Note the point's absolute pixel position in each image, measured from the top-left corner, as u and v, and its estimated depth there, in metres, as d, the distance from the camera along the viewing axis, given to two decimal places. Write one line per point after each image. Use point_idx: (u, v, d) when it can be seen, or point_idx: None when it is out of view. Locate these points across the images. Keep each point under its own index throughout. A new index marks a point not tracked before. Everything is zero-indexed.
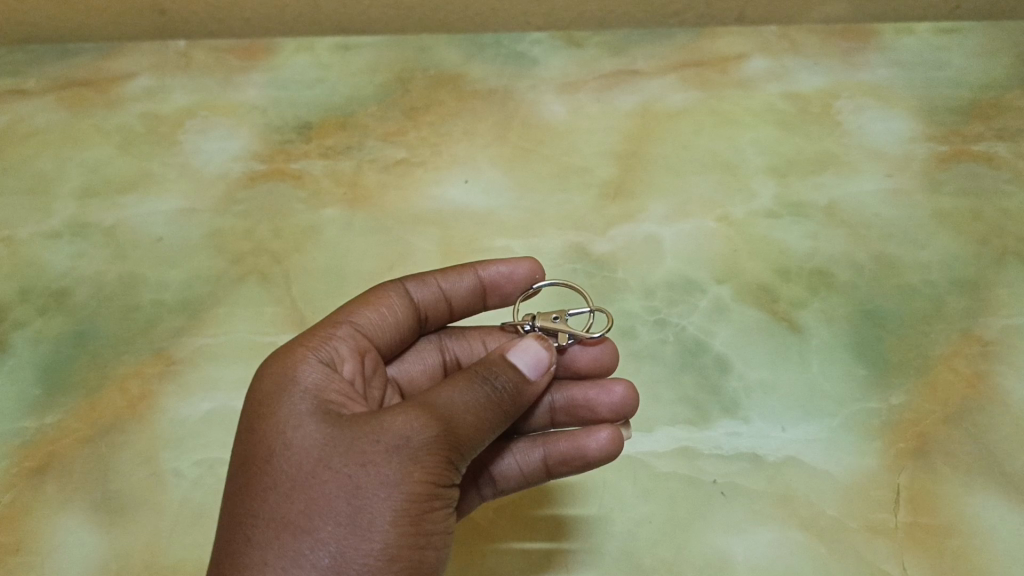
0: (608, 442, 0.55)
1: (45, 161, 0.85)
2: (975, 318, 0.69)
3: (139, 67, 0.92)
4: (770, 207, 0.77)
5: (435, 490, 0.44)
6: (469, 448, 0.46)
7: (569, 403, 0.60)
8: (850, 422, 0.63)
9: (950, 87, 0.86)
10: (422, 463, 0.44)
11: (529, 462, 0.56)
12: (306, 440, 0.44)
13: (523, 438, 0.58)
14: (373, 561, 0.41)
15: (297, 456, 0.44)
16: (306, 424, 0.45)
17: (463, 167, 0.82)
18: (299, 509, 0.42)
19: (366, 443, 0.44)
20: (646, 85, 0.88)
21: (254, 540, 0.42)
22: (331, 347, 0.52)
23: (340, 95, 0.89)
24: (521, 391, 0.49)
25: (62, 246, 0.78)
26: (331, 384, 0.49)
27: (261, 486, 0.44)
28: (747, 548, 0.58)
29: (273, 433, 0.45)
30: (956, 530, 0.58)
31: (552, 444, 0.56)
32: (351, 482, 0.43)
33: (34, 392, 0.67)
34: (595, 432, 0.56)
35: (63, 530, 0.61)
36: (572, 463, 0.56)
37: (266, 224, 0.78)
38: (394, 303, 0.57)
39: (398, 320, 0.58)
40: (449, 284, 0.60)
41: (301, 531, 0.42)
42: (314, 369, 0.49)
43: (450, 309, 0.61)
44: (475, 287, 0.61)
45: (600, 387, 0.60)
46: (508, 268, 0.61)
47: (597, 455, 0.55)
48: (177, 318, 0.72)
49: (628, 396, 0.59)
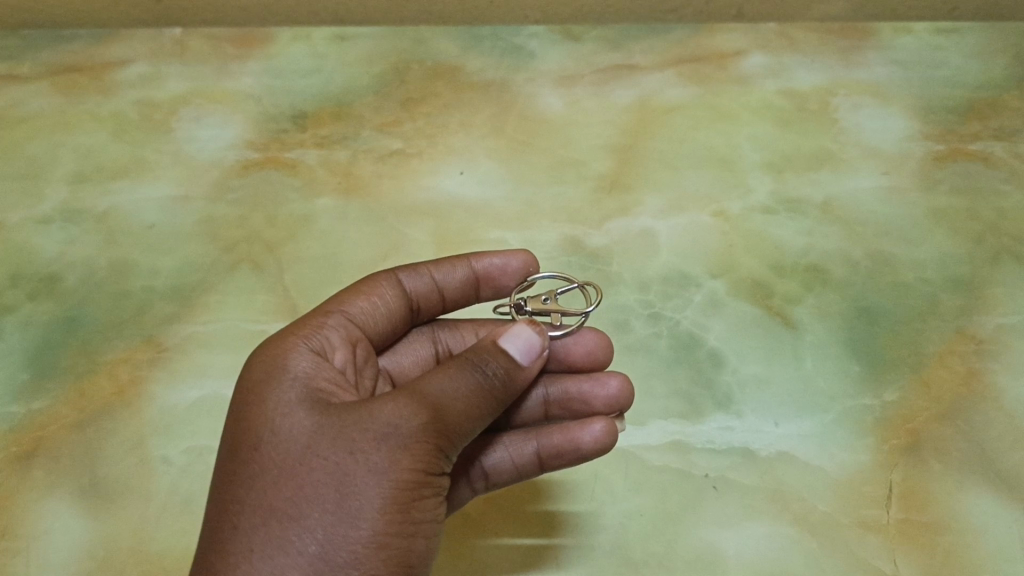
0: (603, 435, 0.55)
1: (37, 146, 0.84)
2: (969, 317, 0.69)
3: (134, 54, 0.92)
4: (766, 203, 0.77)
5: (425, 478, 0.44)
6: (459, 436, 0.46)
7: (562, 395, 0.60)
8: (843, 418, 0.63)
9: (947, 87, 0.86)
10: (412, 451, 0.43)
11: (521, 455, 0.56)
12: (295, 428, 0.44)
13: (515, 432, 0.58)
14: (361, 549, 0.41)
15: (285, 444, 0.43)
16: (295, 413, 0.45)
17: (459, 158, 0.82)
18: (286, 497, 0.42)
19: (355, 431, 0.43)
20: (644, 79, 0.87)
21: (240, 527, 0.41)
22: (323, 336, 0.51)
23: (337, 84, 0.88)
24: (513, 378, 0.48)
25: (53, 231, 0.77)
26: (321, 373, 0.48)
27: (249, 473, 0.43)
28: (739, 542, 0.58)
29: (262, 421, 0.45)
30: (947, 527, 0.58)
31: (545, 437, 0.56)
32: (340, 470, 0.42)
33: (22, 377, 0.67)
34: (588, 424, 0.55)
35: (49, 516, 0.60)
36: (565, 456, 0.55)
37: (260, 212, 0.77)
38: (387, 294, 0.57)
39: (390, 311, 0.57)
40: (442, 275, 0.59)
41: (288, 519, 0.41)
42: (304, 358, 0.49)
43: (443, 300, 0.61)
44: (469, 279, 0.60)
45: (594, 379, 0.59)
46: (502, 260, 0.60)
47: (591, 447, 0.54)
48: (168, 305, 0.71)
49: (623, 390, 0.58)
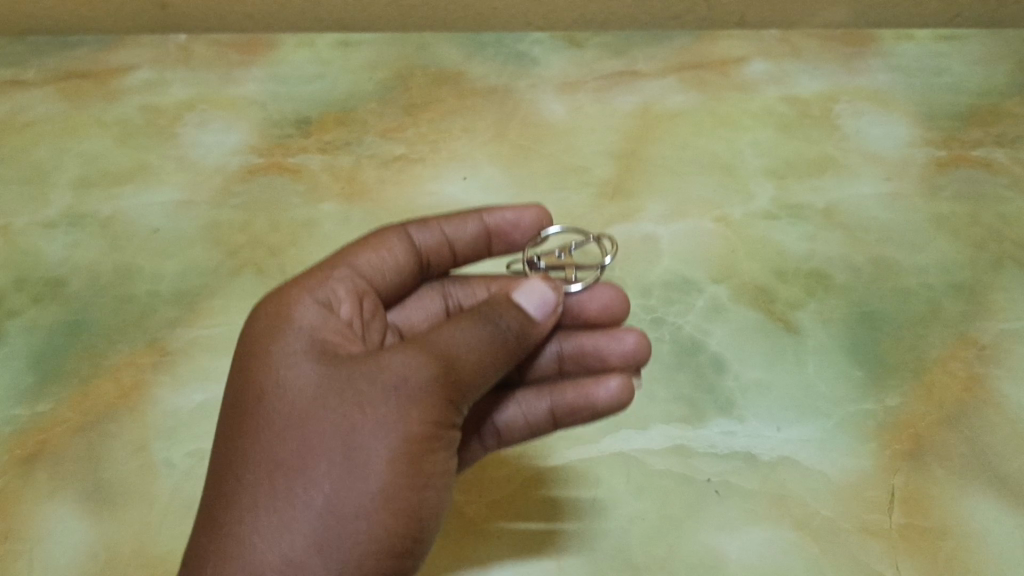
0: (619, 392, 0.55)
1: (42, 151, 0.84)
2: (971, 322, 0.69)
3: (139, 60, 0.92)
4: (768, 208, 0.77)
5: (434, 431, 0.45)
6: (469, 389, 0.46)
7: (577, 351, 0.60)
8: (845, 423, 0.63)
9: (949, 94, 0.86)
10: (420, 403, 0.44)
11: (535, 412, 0.57)
12: (301, 381, 0.46)
13: (528, 388, 0.58)
14: (369, 502, 0.42)
15: (292, 396, 0.45)
16: (302, 366, 0.46)
17: (462, 163, 0.82)
18: (293, 449, 0.43)
19: (362, 384, 0.45)
20: (646, 86, 0.88)
21: (248, 478, 0.43)
22: (329, 288, 0.53)
23: (340, 90, 0.89)
24: (526, 331, 0.48)
25: (58, 236, 0.77)
26: (327, 326, 0.50)
27: (256, 425, 0.45)
28: (741, 547, 0.58)
29: (269, 374, 0.47)
30: (950, 532, 0.58)
31: (560, 394, 0.56)
32: (346, 423, 0.44)
33: (26, 380, 0.67)
34: (604, 381, 0.56)
35: (52, 518, 0.60)
36: (580, 413, 0.56)
37: (263, 217, 0.78)
38: (396, 247, 0.58)
39: (399, 265, 0.58)
40: (451, 230, 0.60)
41: (294, 471, 0.43)
42: (310, 311, 0.50)
43: (453, 255, 0.61)
44: (479, 233, 0.60)
45: (610, 335, 0.59)
46: (513, 216, 0.60)
47: (607, 404, 0.55)
48: (172, 309, 0.72)
49: (640, 345, 0.59)
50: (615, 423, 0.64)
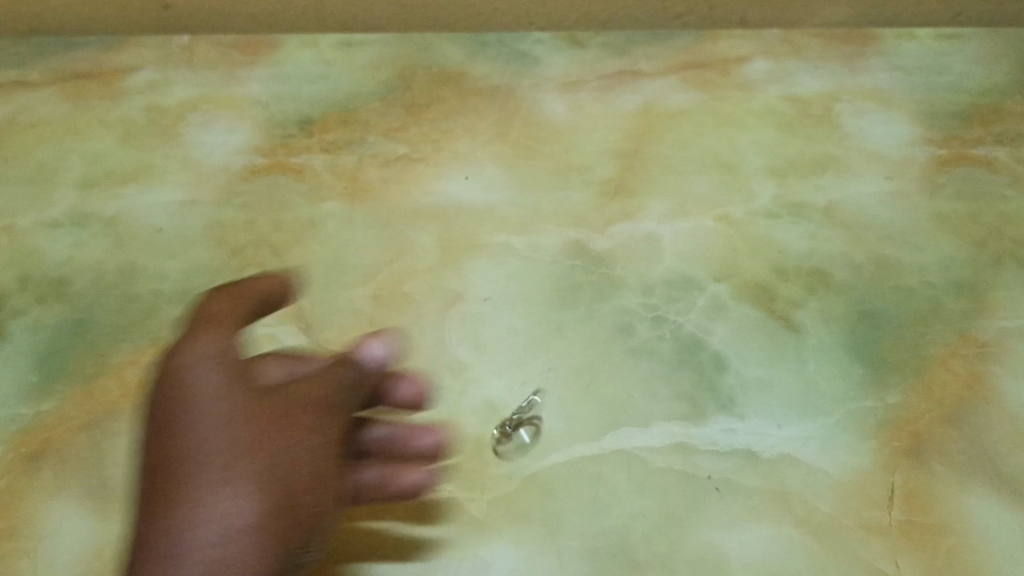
0: (418, 480, 0.59)
1: (46, 151, 0.85)
2: (972, 320, 0.69)
3: (142, 60, 0.92)
4: (769, 207, 0.77)
5: (319, 454, 0.54)
6: (336, 415, 0.57)
7: (390, 439, 0.59)
8: (846, 420, 0.63)
9: (950, 92, 0.86)
10: (305, 421, 0.54)
11: (344, 489, 0.56)
12: (209, 391, 0.53)
13: (348, 457, 0.57)
14: (274, 513, 0.50)
15: (206, 423, 0.52)
16: (205, 375, 0.53)
17: (464, 163, 0.82)
18: (220, 472, 0.50)
19: (261, 410, 0.53)
20: (648, 85, 0.88)
21: (179, 501, 0.49)
22: (208, 325, 0.56)
23: (343, 90, 0.89)
24: (383, 377, 0.62)
25: (62, 235, 0.78)
26: (176, 342, 0.56)
27: (189, 446, 0.51)
28: (741, 544, 0.58)
29: (188, 403, 0.52)
30: (949, 529, 0.59)
31: (372, 472, 0.58)
32: (258, 445, 0.51)
33: (30, 379, 0.67)
34: (411, 474, 0.58)
35: (58, 515, 0.61)
36: (379, 493, 0.58)
37: (266, 217, 0.78)
38: (253, 289, 0.62)
39: (262, 294, 0.61)
40: (248, 284, 0.60)
41: (220, 488, 0.49)
42: (207, 346, 0.54)
43: (257, 301, 0.61)
44: (260, 297, 0.61)
45: (423, 426, 0.62)
46: (260, 285, 0.61)
47: (407, 489, 0.58)
48: (176, 308, 0.72)
49: (445, 444, 0.62)
50: (618, 420, 0.64)
